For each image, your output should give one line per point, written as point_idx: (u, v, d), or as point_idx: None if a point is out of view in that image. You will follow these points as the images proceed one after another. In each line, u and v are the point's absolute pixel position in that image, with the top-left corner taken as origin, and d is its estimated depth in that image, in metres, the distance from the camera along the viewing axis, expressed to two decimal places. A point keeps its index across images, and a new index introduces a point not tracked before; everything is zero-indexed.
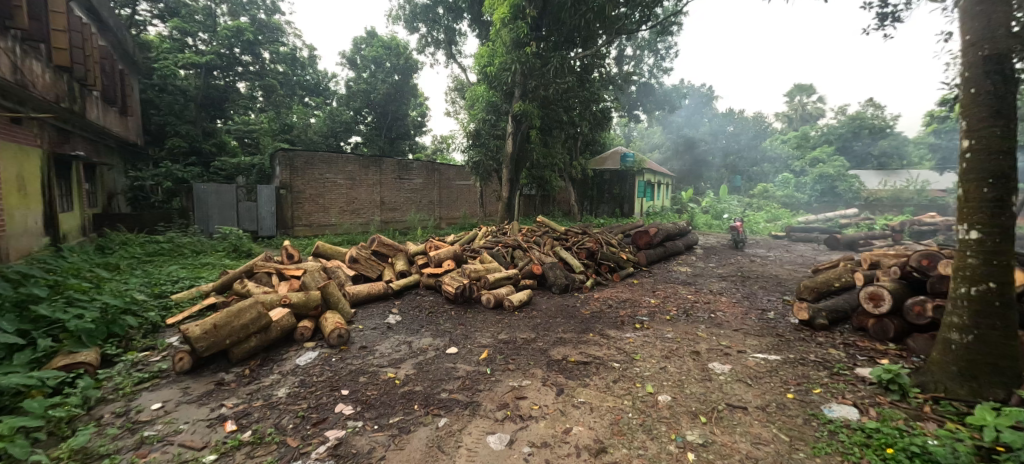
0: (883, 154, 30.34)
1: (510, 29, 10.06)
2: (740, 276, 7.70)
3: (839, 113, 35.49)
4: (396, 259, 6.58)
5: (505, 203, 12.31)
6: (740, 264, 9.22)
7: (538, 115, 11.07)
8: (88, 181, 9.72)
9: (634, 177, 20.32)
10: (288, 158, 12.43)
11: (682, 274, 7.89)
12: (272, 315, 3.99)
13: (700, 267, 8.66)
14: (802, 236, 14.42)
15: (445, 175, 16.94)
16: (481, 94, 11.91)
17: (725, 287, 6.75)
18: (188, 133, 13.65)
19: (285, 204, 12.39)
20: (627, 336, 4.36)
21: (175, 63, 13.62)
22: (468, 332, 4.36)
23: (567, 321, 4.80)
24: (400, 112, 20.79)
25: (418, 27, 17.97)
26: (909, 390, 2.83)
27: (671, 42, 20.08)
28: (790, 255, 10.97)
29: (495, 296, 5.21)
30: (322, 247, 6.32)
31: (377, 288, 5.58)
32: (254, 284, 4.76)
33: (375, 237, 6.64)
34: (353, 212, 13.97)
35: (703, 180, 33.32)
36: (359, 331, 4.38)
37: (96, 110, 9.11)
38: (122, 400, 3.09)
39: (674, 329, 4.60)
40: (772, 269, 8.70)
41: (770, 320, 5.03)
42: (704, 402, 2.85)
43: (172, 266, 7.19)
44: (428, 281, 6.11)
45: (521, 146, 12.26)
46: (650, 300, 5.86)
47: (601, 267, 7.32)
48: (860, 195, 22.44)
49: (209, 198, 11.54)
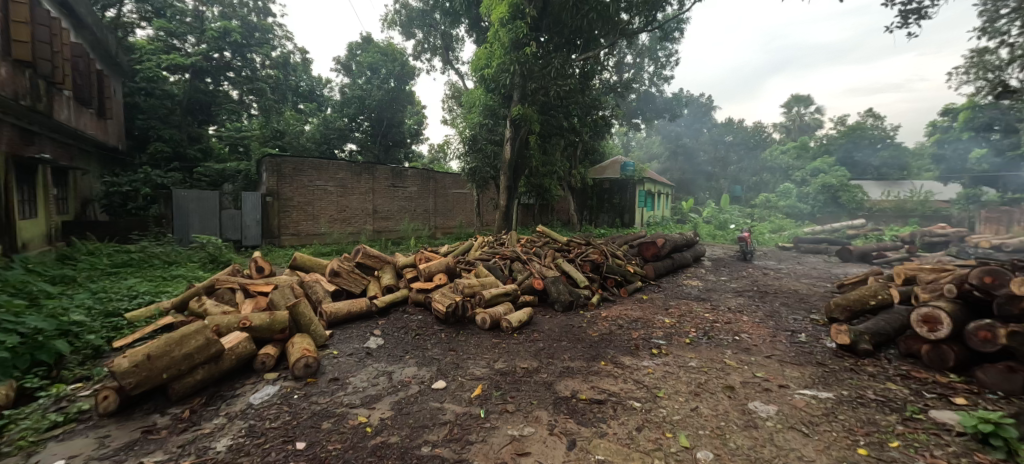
0: (884, 164, 30.12)
1: (509, 29, 9.59)
2: (758, 292, 7.10)
3: (837, 123, 35.48)
4: (384, 273, 5.99)
5: (503, 212, 11.74)
6: (754, 277, 8.65)
7: (537, 119, 10.57)
8: (58, 186, 9.10)
9: (635, 186, 19.90)
10: (275, 163, 11.86)
11: (694, 288, 7.28)
12: (226, 341, 3.36)
13: (712, 281, 8.06)
14: (810, 247, 13.88)
15: (441, 183, 16.41)
16: (478, 98, 11.45)
17: (744, 304, 6.14)
18: (172, 137, 13.06)
19: (271, 212, 11.77)
20: (644, 364, 3.73)
21: (159, 65, 13.06)
22: (459, 360, 3.73)
23: (573, 346, 4.18)
24: (396, 119, 20.35)
25: (415, 32, 17.72)
26: (1017, 447, 2.23)
27: (671, 50, 19.91)
28: (803, 267, 10.39)
29: (491, 316, 4.59)
30: (299, 259, 5.71)
31: (358, 306, 4.97)
32: (214, 302, 4.13)
33: (360, 248, 6.05)
34: (344, 221, 13.37)
35: (704, 190, 33.04)
36: (332, 359, 3.75)
37: (66, 111, 8.56)
38: (16, 457, 2.45)
39: (698, 356, 3.98)
40: (789, 282, 8.12)
41: (803, 344, 4.44)
42: (756, 461, 2.24)
43: (135, 279, 6.53)
44: (418, 297, 5.49)
45: (520, 153, 11.75)
46: (664, 320, 5.24)
47: (607, 280, 6.74)
48: (863, 206, 22.01)
49: (189, 205, 10.76)
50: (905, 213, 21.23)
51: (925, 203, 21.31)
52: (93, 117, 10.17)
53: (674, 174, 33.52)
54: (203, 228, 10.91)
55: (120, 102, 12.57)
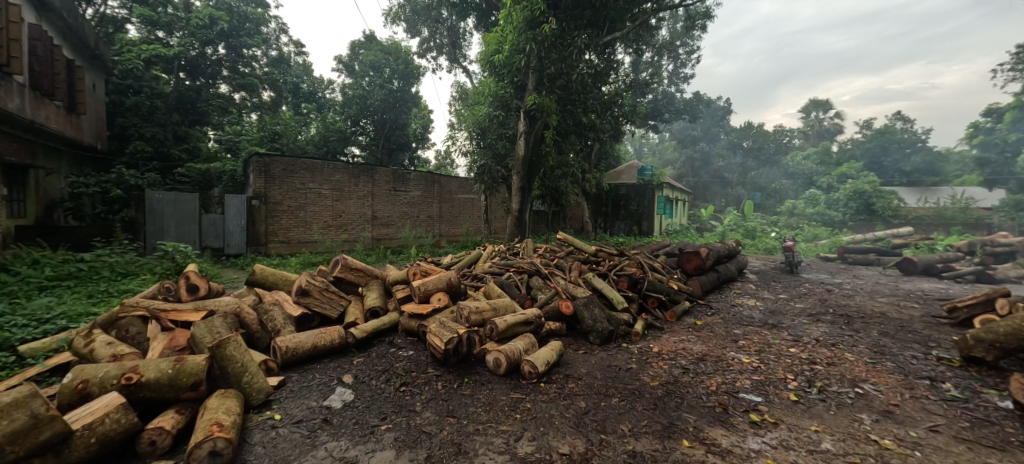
0: (915, 169, 28.38)
1: (524, 5, 8.35)
2: (838, 316, 5.66)
3: (863, 127, 33.81)
4: (368, 291, 4.70)
5: (516, 217, 10.42)
6: (818, 295, 7.20)
7: (555, 110, 9.32)
8: (8, 187, 7.93)
9: (653, 191, 18.50)
10: (263, 163, 10.71)
11: (754, 310, 5.86)
12: (85, 414, 2.08)
13: (771, 299, 6.64)
14: (859, 258, 12.29)
15: (446, 187, 15.26)
16: (488, 88, 10.18)
17: (834, 335, 4.72)
18: (154, 136, 12.05)
19: (257, 217, 10.64)
20: (754, 447, 2.37)
21: (138, 56, 12.01)
22: (463, 441, 2.38)
23: (631, 407, 2.83)
24: (400, 121, 19.39)
25: (420, 30, 16.87)
26: None
27: (693, 46, 18.67)
28: (865, 283, 8.84)
29: (508, 357, 3.27)
30: (261, 272, 4.46)
31: (328, 339, 3.69)
32: (111, 338, 2.88)
33: (339, 259, 4.80)
34: (339, 227, 12.20)
35: (719, 197, 30.91)
36: (267, 433, 2.45)
37: (15, 99, 7.49)
38: None
39: (827, 430, 2.61)
40: (866, 302, 6.65)
41: (966, 406, 3.03)
42: None
43: (67, 296, 5.29)
44: (409, 325, 4.20)
45: (534, 149, 10.49)
46: (740, 358, 3.86)
47: (648, 301, 5.38)
48: (898, 213, 20.37)
49: (165, 209, 9.59)
50: (945, 221, 19.67)
51: (966, 210, 19.72)
52: (58, 110, 9.18)
53: (690, 180, 31.95)
54: (180, 235, 9.74)
55: (101, 98, 11.63)
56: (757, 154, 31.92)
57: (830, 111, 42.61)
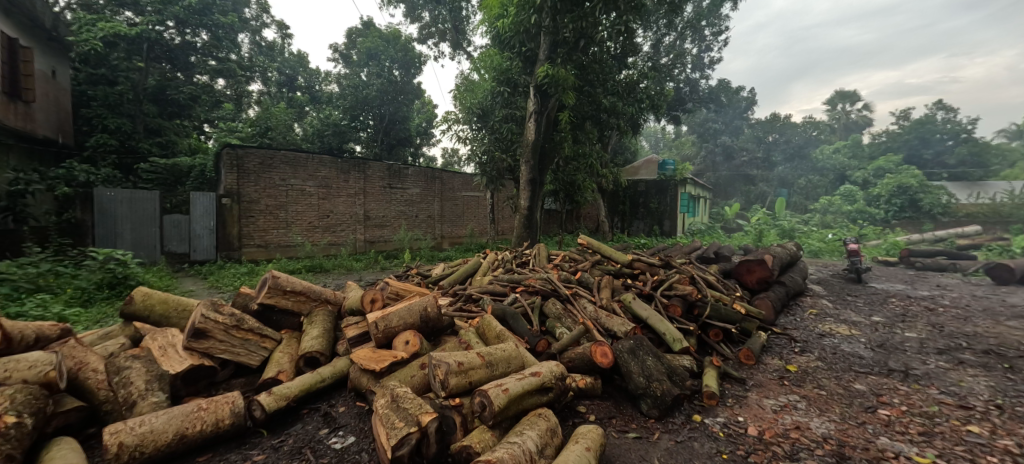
0: (961, 162, 25.90)
1: None
2: (983, 354, 3.97)
3: (899, 117, 31.25)
4: (310, 325, 3.21)
5: (524, 216, 8.86)
6: (922, 316, 5.49)
7: (572, 85, 7.73)
8: None
9: (676, 187, 16.76)
10: (235, 156, 9.31)
11: (856, 344, 4.22)
12: None
13: (866, 324, 4.99)
14: (930, 263, 10.36)
15: (449, 184, 13.84)
16: (491, 60, 8.61)
17: (1015, 396, 3.05)
18: (120, 128, 10.78)
19: (228, 218, 9.27)
20: None
21: (97, 36, 10.24)
22: None
23: None
24: (400, 114, 18.01)
25: (420, 12, 15.37)
26: None
27: (722, 25, 16.73)
28: (960, 296, 7.04)
29: None
30: (144, 300, 3.00)
31: (207, 420, 2.19)
32: None
33: (268, 276, 3.31)
34: (325, 229, 10.82)
35: (742, 194, 28.98)
36: None
37: None
38: None
39: None
40: (999, 330, 4.89)
41: None
42: None
43: None
44: (359, 382, 2.69)
45: (546, 136, 8.94)
46: (908, 455, 2.26)
47: (710, 333, 3.78)
48: (949, 210, 18.13)
49: (118, 210, 8.30)
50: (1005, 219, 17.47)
51: None
52: None
53: (710, 177, 29.97)
54: (137, 240, 8.45)
55: (60, 86, 10.41)
56: (783, 149, 29.79)
57: (858, 103, 40.17)
